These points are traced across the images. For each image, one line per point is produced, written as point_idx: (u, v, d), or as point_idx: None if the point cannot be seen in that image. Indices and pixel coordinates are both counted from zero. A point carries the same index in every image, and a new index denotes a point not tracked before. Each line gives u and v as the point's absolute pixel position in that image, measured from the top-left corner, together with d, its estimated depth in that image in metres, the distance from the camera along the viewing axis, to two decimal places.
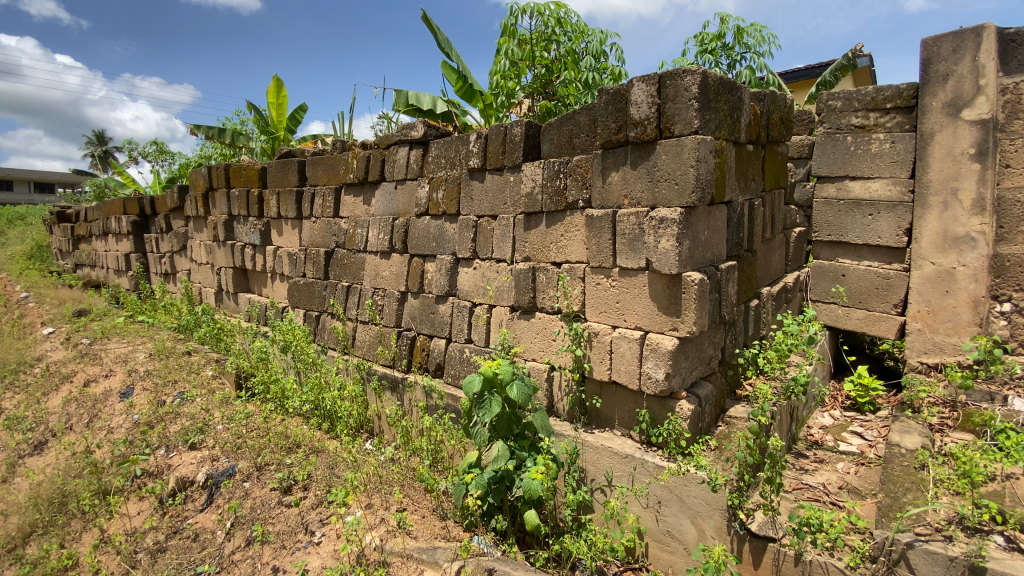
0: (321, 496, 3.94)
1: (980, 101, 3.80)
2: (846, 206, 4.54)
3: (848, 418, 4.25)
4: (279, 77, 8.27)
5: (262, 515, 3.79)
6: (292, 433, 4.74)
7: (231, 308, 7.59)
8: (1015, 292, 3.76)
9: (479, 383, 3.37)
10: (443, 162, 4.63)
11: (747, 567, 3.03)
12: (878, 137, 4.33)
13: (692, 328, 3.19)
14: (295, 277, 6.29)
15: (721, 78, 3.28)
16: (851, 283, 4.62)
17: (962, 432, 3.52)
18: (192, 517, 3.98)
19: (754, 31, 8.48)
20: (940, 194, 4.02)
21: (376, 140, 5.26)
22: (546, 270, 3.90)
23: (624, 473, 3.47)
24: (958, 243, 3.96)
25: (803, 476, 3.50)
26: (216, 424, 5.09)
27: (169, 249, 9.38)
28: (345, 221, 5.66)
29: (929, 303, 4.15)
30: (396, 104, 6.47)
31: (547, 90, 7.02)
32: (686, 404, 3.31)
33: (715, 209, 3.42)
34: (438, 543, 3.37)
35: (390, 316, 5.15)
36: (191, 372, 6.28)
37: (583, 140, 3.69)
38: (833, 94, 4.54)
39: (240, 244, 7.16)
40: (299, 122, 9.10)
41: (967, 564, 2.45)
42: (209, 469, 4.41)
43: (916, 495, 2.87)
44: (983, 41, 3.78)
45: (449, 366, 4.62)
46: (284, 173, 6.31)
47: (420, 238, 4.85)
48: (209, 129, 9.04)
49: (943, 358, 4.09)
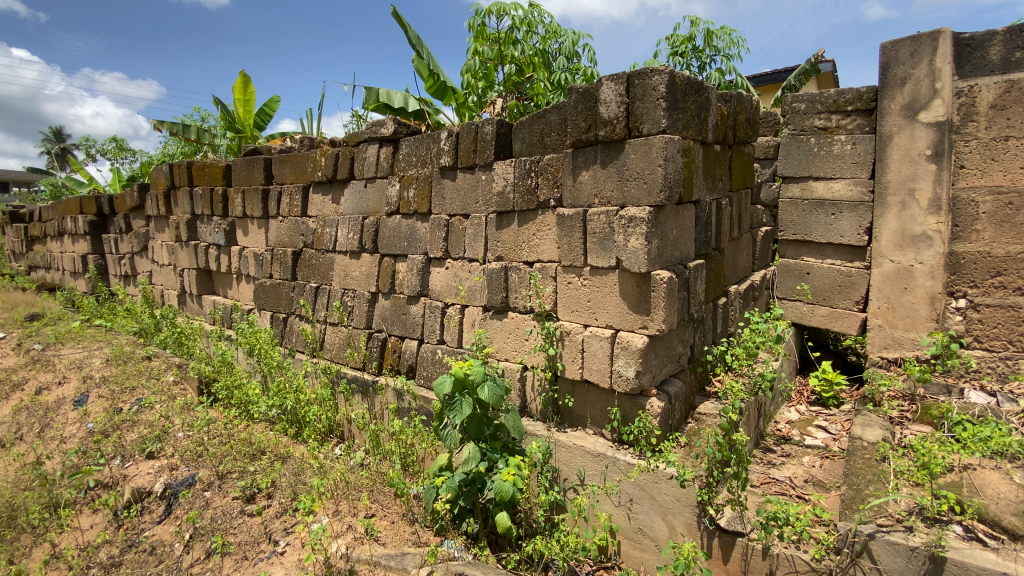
0: (286, 505, 3.82)
1: (936, 104, 3.93)
2: (810, 206, 4.64)
3: (813, 412, 4.36)
4: (245, 72, 8.03)
5: (223, 525, 3.64)
6: (256, 439, 4.61)
7: (194, 310, 7.32)
8: (969, 289, 3.93)
9: (450, 384, 3.31)
10: (414, 160, 4.56)
11: (717, 562, 3.06)
12: (840, 138, 4.43)
13: (661, 327, 3.21)
14: (262, 278, 6.10)
15: (688, 78, 3.31)
16: (815, 281, 4.71)
17: (921, 423, 3.62)
18: (149, 529, 3.81)
19: (723, 34, 8.63)
20: (898, 194, 4.15)
21: (344, 137, 5.15)
22: (518, 270, 3.87)
23: (595, 471, 3.47)
24: (915, 242, 4.10)
25: (770, 470, 3.56)
26: (175, 432, 4.90)
27: (129, 249, 9.02)
28: (313, 221, 5.52)
29: (888, 300, 4.27)
30: (366, 102, 6.34)
31: (519, 90, 7.01)
32: (656, 402, 3.33)
33: (683, 208, 3.45)
34: (407, 549, 3.31)
35: (360, 318, 5.05)
36: (150, 378, 6.04)
37: (554, 139, 3.67)
38: (796, 96, 4.63)
39: (203, 244, 6.92)
40: (267, 120, 8.86)
41: (928, 554, 2.52)
42: (167, 479, 4.22)
43: (877, 487, 2.96)
44: (939, 45, 3.90)
45: (421, 368, 4.55)
46: (249, 172, 6.13)
47: (391, 237, 4.76)
48: (172, 125, 8.72)
49: (902, 352, 4.23)
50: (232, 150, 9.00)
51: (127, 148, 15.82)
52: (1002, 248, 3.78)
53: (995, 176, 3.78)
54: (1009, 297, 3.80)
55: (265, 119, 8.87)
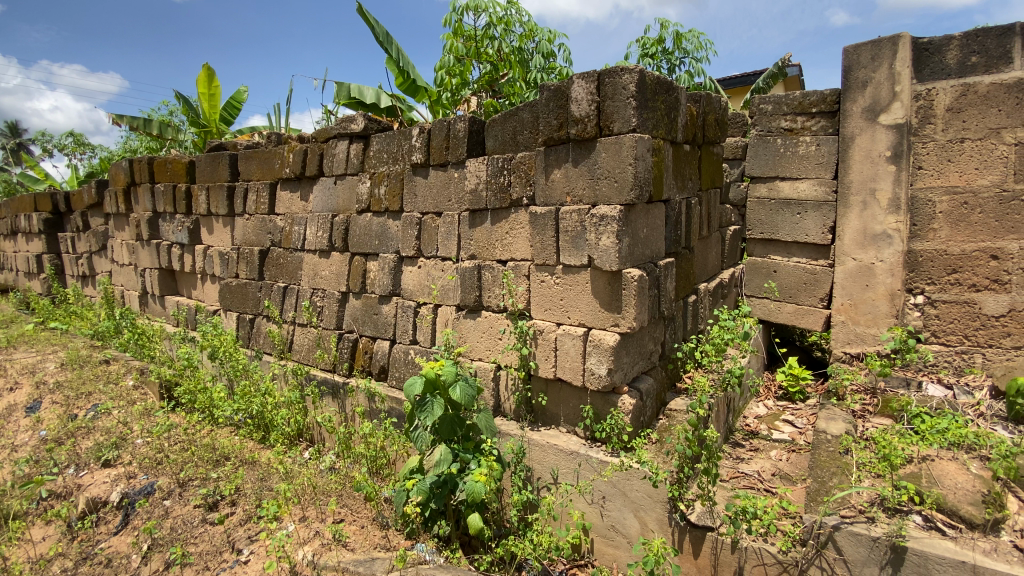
0: (250, 512, 3.71)
1: (895, 107, 4.05)
2: (777, 205, 4.73)
3: (780, 407, 4.45)
4: (209, 65, 7.78)
5: (183, 535, 3.51)
6: (220, 444, 4.46)
7: (157, 311, 7.06)
8: (927, 285, 4.09)
9: (421, 385, 3.25)
10: (385, 157, 4.48)
11: (688, 557, 3.10)
12: (804, 139, 4.51)
13: (632, 325, 3.22)
14: (227, 278, 5.92)
15: (658, 77, 3.32)
16: (782, 279, 4.80)
17: (882, 416, 3.74)
18: (105, 541, 3.65)
19: (692, 37, 8.76)
20: (860, 194, 4.26)
21: (313, 133, 5.03)
22: (491, 268, 3.84)
23: (569, 470, 3.46)
24: (875, 240, 4.22)
25: (739, 464, 3.62)
26: (134, 439, 4.71)
27: (87, 249, 8.65)
28: (281, 218, 5.38)
29: (851, 297, 4.38)
30: (338, 97, 6.30)
31: (494, 87, 6.90)
32: (628, 399, 3.35)
33: (654, 207, 3.47)
34: (376, 555, 3.25)
35: (330, 318, 4.94)
36: (108, 382, 5.79)
37: (527, 136, 3.65)
38: (764, 98, 4.69)
39: (166, 243, 6.68)
40: (234, 114, 8.60)
41: (889, 544, 2.60)
42: (124, 488, 4.05)
43: (841, 479, 3.02)
44: (898, 50, 4.02)
45: (393, 369, 4.47)
46: (214, 168, 5.94)
47: (361, 236, 4.66)
48: (132, 119, 8.39)
49: (864, 347, 4.35)
50: (198, 145, 8.71)
51: (85, 142, 15.20)
52: (957, 247, 3.95)
53: (951, 176, 3.93)
54: (964, 294, 3.97)
55: (233, 113, 8.61)
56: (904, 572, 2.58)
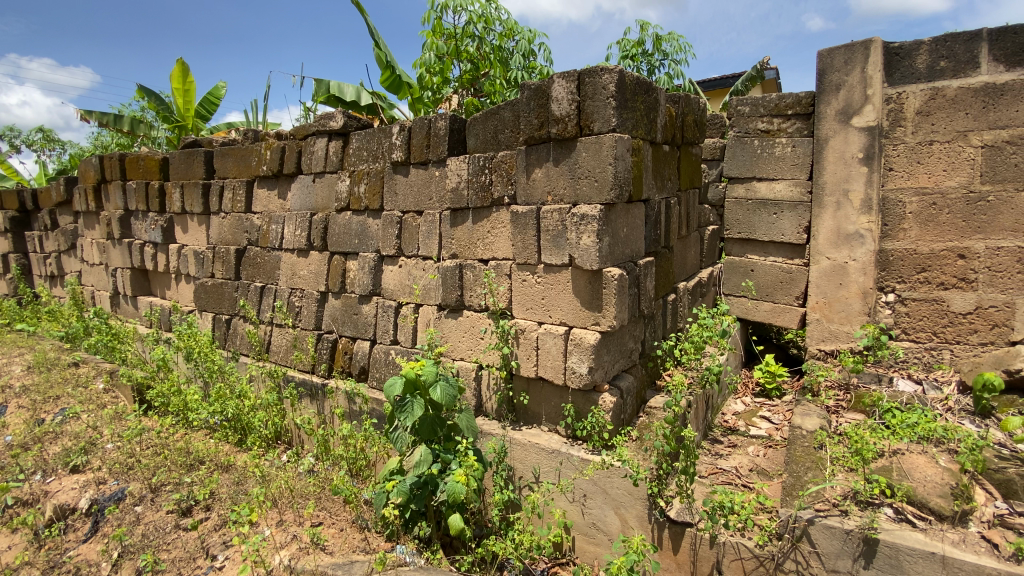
0: (225, 516, 3.63)
1: (867, 110, 4.15)
2: (754, 205, 4.80)
3: (758, 404, 4.54)
4: (183, 60, 7.60)
5: (155, 542, 3.42)
6: (194, 448, 4.36)
7: (129, 312, 6.87)
8: (897, 284, 4.20)
9: (400, 385, 3.22)
10: (365, 155, 4.42)
11: (667, 553, 3.13)
12: (781, 141, 4.60)
13: (612, 323, 3.24)
14: (203, 278, 5.79)
15: (638, 78, 3.35)
16: (759, 277, 4.88)
17: (854, 411, 3.82)
18: (73, 549, 3.53)
19: (671, 39, 8.85)
20: (834, 195, 4.34)
21: (291, 130, 4.94)
22: (472, 267, 3.83)
23: (550, 468, 3.47)
24: (848, 240, 4.31)
25: (718, 461, 3.68)
26: (104, 444, 4.57)
27: (55, 248, 8.38)
28: (258, 217, 5.28)
29: (825, 295, 4.47)
30: (317, 94, 6.21)
31: (475, 86, 7.04)
32: (608, 397, 3.37)
33: (634, 206, 3.50)
34: (355, 557, 3.20)
35: (308, 319, 4.86)
36: (77, 386, 5.62)
37: (507, 135, 3.64)
38: (741, 100, 4.72)
39: (138, 242, 6.51)
40: (209, 110, 8.42)
41: (861, 536, 2.67)
42: (94, 494, 3.94)
43: (816, 473, 3.08)
44: (870, 54, 4.11)
45: (373, 370, 4.42)
46: (188, 165, 5.80)
47: (341, 234, 4.60)
48: (102, 115, 8.16)
49: (838, 344, 4.45)
50: (172, 142, 8.51)
51: (54, 138, 14.72)
52: (926, 246, 4.06)
53: (920, 177, 4.05)
54: (933, 292, 4.09)
55: (209, 109, 8.43)
56: (875, 563, 2.64)
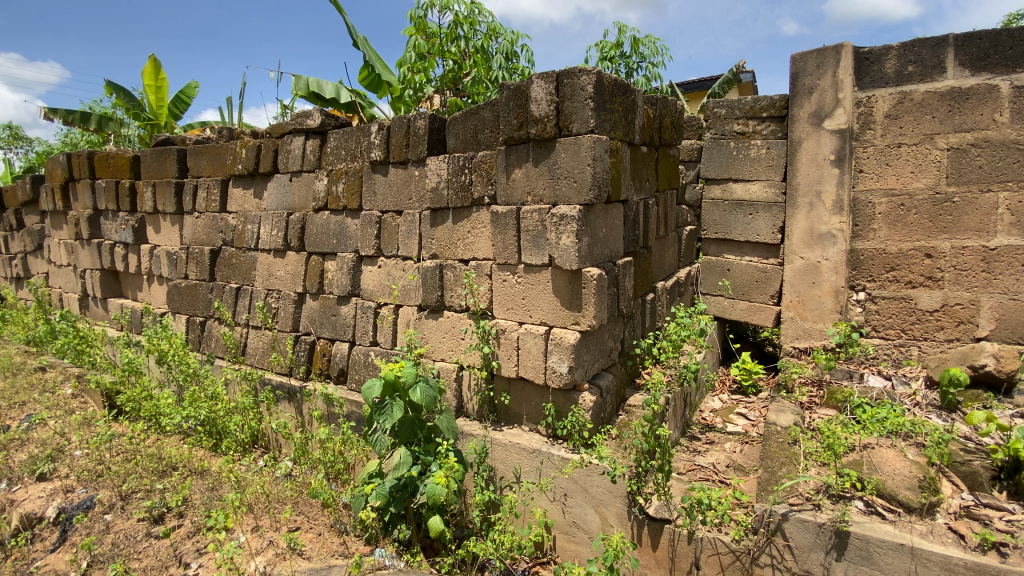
0: (199, 523, 3.56)
1: (838, 113, 4.25)
2: (730, 206, 4.87)
3: (734, 401, 4.62)
4: (156, 56, 7.41)
5: (126, 550, 3.33)
6: (167, 454, 4.25)
7: (99, 314, 6.67)
8: (867, 283, 4.32)
9: (379, 387, 3.19)
10: (343, 154, 4.37)
11: (647, 549, 3.17)
12: (756, 143, 4.68)
13: (592, 323, 3.26)
14: (176, 279, 5.65)
15: (616, 79, 3.37)
16: (735, 277, 4.95)
17: (827, 407, 3.92)
18: (40, 559, 3.42)
19: (649, 42, 8.94)
20: (807, 195, 4.44)
21: (267, 128, 4.86)
22: (453, 267, 3.81)
23: (531, 468, 3.47)
24: (821, 240, 4.41)
25: (696, 457, 3.73)
26: (72, 451, 4.44)
27: (20, 249, 8.09)
28: (233, 217, 5.18)
29: (799, 294, 4.57)
30: (295, 91, 6.12)
31: (457, 85, 6.97)
32: (588, 396, 3.39)
33: (612, 207, 3.53)
34: (333, 562, 3.17)
35: (285, 320, 4.79)
36: (44, 391, 5.44)
37: (487, 136, 3.63)
38: (717, 102, 4.79)
39: (108, 243, 6.32)
40: (183, 109, 8.23)
41: (833, 529, 2.73)
42: (61, 503, 3.82)
43: (789, 468, 3.15)
44: (841, 58, 4.21)
45: (352, 371, 4.37)
46: (160, 163, 5.66)
47: (318, 234, 4.54)
48: (69, 112, 7.91)
49: (811, 342, 4.55)
50: (144, 141, 8.29)
51: (22, 136, 14.26)
52: (895, 245, 4.19)
53: (889, 179, 4.17)
54: (901, 290, 4.22)
55: (182, 108, 8.24)
56: (847, 555, 2.71)
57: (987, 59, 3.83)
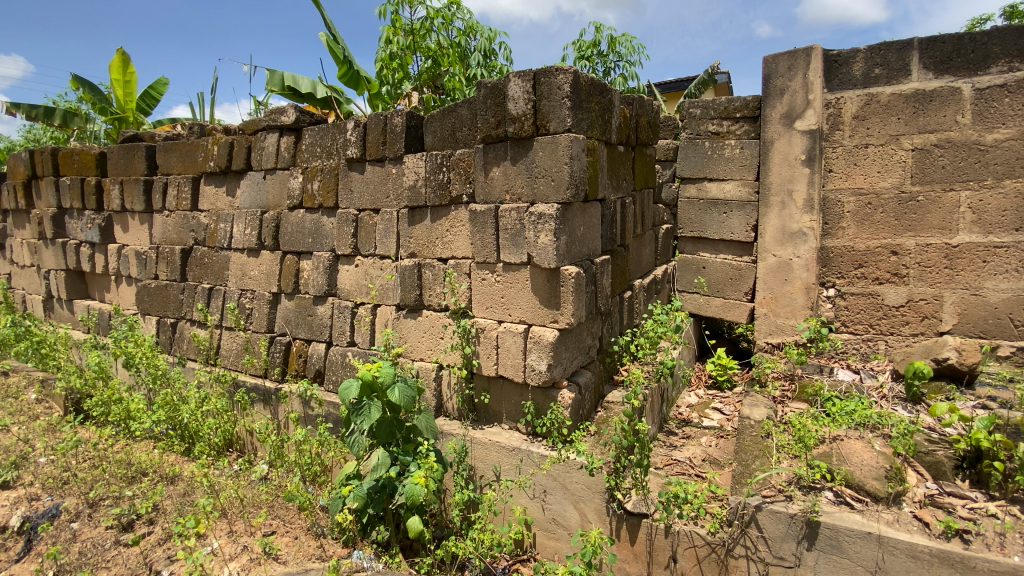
0: (170, 530, 3.48)
1: (808, 114, 4.36)
2: (705, 205, 4.95)
3: (710, 396, 4.70)
4: (123, 50, 7.21)
5: (93, 559, 3.22)
6: (137, 459, 4.14)
7: (64, 317, 6.44)
8: (837, 279, 4.44)
9: (356, 389, 3.17)
10: (318, 151, 4.30)
11: (624, 544, 3.21)
12: (730, 143, 4.76)
13: (570, 320, 3.29)
14: (146, 280, 5.50)
15: (592, 79, 3.40)
16: (710, 274, 5.04)
17: (798, 401, 4.03)
18: (4, 570, 3.30)
19: (626, 41, 9.02)
20: (779, 194, 4.54)
21: (239, 125, 4.75)
22: (432, 266, 3.79)
23: (510, 466, 3.48)
24: (793, 238, 4.52)
25: (673, 452, 3.80)
26: (36, 458, 4.29)
27: None
28: (205, 216, 5.06)
29: (772, 291, 4.67)
30: (268, 87, 6.00)
31: (435, 82, 6.93)
32: (567, 393, 3.42)
33: (590, 206, 3.55)
34: (309, 566, 3.12)
35: (260, 321, 4.70)
36: (6, 397, 5.23)
37: (465, 134, 3.62)
38: (692, 102, 4.86)
39: (74, 242, 6.12)
40: (152, 104, 8.00)
41: (804, 519, 2.81)
42: (25, 511, 3.69)
43: (762, 461, 3.23)
44: (811, 60, 4.31)
45: (330, 372, 4.32)
46: (128, 160, 5.50)
47: (293, 233, 4.47)
48: (31, 107, 7.62)
49: (783, 337, 4.65)
50: (111, 137, 8.04)
51: None
52: (863, 243, 4.32)
53: (857, 178, 4.30)
54: (869, 286, 4.35)
55: (151, 103, 8.00)
56: (817, 544, 2.80)
57: (950, 62, 3.96)
